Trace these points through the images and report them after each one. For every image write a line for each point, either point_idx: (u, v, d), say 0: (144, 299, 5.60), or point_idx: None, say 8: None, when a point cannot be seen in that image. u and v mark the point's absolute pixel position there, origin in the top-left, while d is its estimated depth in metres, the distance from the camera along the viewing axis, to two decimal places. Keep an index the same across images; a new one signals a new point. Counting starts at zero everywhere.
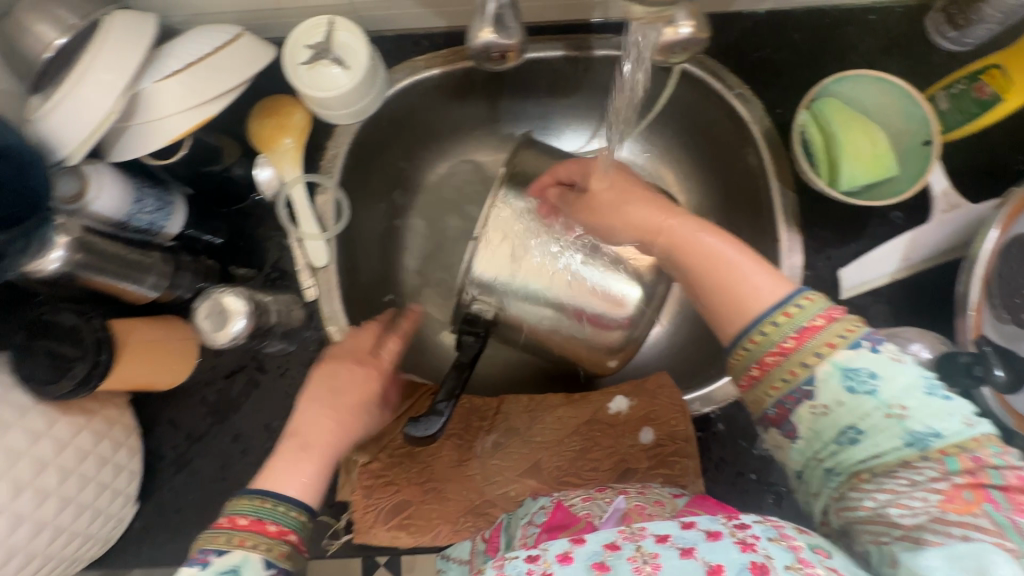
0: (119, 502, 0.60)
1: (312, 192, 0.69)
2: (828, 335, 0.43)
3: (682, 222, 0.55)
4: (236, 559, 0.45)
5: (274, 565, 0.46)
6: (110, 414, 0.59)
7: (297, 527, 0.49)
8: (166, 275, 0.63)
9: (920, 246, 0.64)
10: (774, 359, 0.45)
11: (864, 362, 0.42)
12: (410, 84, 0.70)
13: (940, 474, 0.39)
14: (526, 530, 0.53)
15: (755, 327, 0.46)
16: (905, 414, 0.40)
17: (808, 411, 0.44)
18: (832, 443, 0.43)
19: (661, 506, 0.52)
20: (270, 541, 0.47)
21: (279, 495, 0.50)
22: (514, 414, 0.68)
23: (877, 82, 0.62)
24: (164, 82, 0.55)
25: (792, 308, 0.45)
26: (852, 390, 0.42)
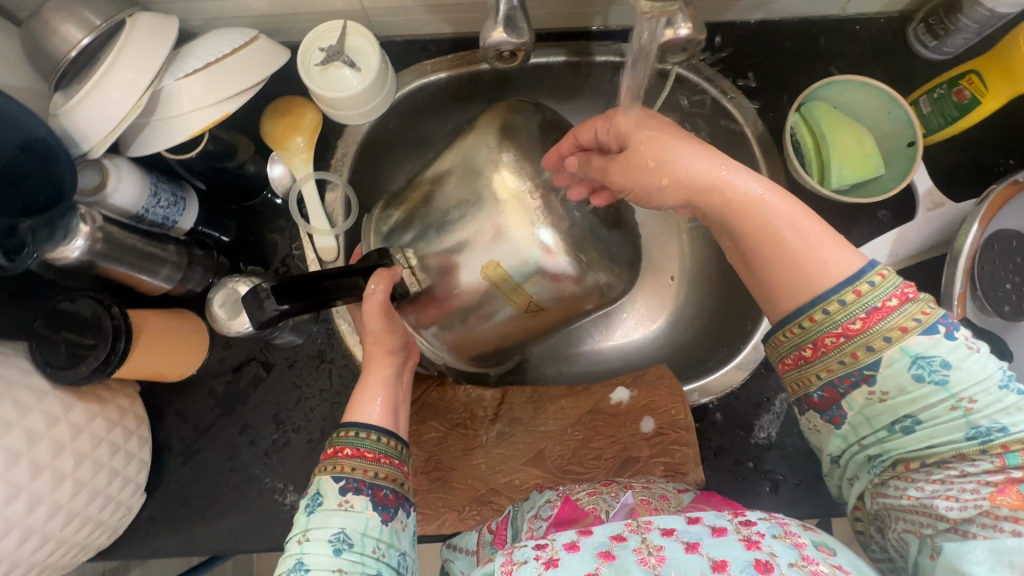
0: (129, 491, 0.61)
1: (323, 189, 0.71)
2: (899, 318, 0.42)
3: (740, 177, 0.49)
4: (316, 483, 0.50)
5: (342, 479, 0.50)
6: (122, 403, 0.60)
7: (373, 443, 0.52)
8: (180, 268, 0.65)
9: (907, 241, 0.67)
10: (835, 341, 0.44)
11: (938, 351, 0.42)
12: (418, 86, 0.73)
13: (996, 467, 0.40)
14: (533, 523, 0.55)
15: (818, 304, 0.44)
16: (973, 408, 0.41)
17: (863, 395, 0.44)
18: (884, 430, 0.44)
19: (665, 500, 0.55)
20: (340, 460, 0.51)
21: (361, 423, 0.53)
22: (518, 404, 0.68)
23: (864, 87, 0.65)
24: (185, 81, 0.58)
25: (863, 285, 0.43)
26: (920, 379, 0.42)
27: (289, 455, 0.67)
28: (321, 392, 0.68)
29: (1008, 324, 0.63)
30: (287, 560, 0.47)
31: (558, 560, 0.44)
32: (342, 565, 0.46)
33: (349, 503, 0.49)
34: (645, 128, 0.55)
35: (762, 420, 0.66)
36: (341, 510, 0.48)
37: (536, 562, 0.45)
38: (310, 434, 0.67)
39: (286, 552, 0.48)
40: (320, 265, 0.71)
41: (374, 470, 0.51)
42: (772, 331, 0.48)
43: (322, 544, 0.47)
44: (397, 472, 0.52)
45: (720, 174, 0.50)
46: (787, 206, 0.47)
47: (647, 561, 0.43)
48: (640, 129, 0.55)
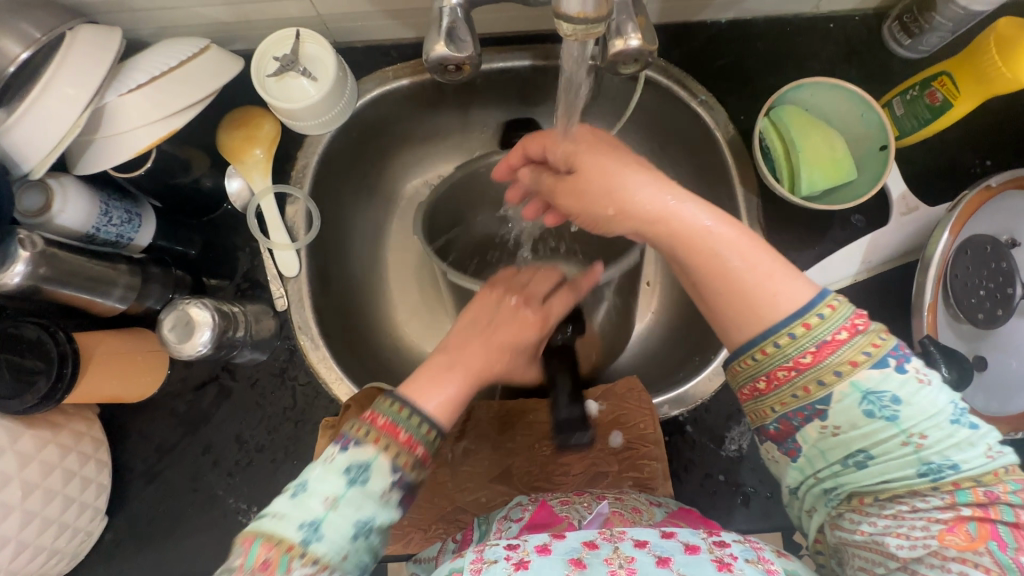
0: (87, 516, 0.60)
1: (283, 202, 0.70)
2: (849, 351, 0.41)
3: (688, 208, 0.47)
4: (359, 452, 0.43)
5: (397, 473, 0.43)
6: (78, 427, 0.59)
7: (425, 439, 0.45)
8: (134, 287, 0.63)
9: (879, 247, 0.66)
10: (786, 375, 0.42)
11: (889, 385, 0.41)
12: (380, 95, 0.71)
13: (946, 503, 0.40)
14: (502, 525, 0.54)
15: (769, 338, 0.43)
16: (923, 444, 0.40)
17: (816, 429, 0.43)
18: (837, 464, 0.43)
19: (638, 513, 0.54)
20: (377, 431, 0.44)
21: (411, 403, 0.46)
22: (485, 420, 0.67)
23: (835, 89, 0.63)
24: (130, 95, 0.56)
25: (812, 318, 0.42)
26: (871, 414, 0.41)
27: (253, 475, 0.65)
28: (285, 410, 0.67)
29: (979, 331, 0.62)
30: (303, 513, 0.41)
31: (529, 562, 0.43)
32: (349, 549, 0.42)
33: (389, 497, 0.43)
34: (592, 149, 0.52)
35: (733, 432, 0.65)
36: (380, 501, 0.43)
37: (506, 563, 0.43)
38: (274, 454, 0.66)
39: (305, 504, 0.42)
40: (281, 280, 0.69)
41: (408, 462, 0.44)
42: (729, 359, 0.46)
43: (346, 524, 0.41)
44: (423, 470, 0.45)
45: (665, 205, 0.48)
46: (733, 236, 0.46)
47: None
48: (589, 151, 0.52)
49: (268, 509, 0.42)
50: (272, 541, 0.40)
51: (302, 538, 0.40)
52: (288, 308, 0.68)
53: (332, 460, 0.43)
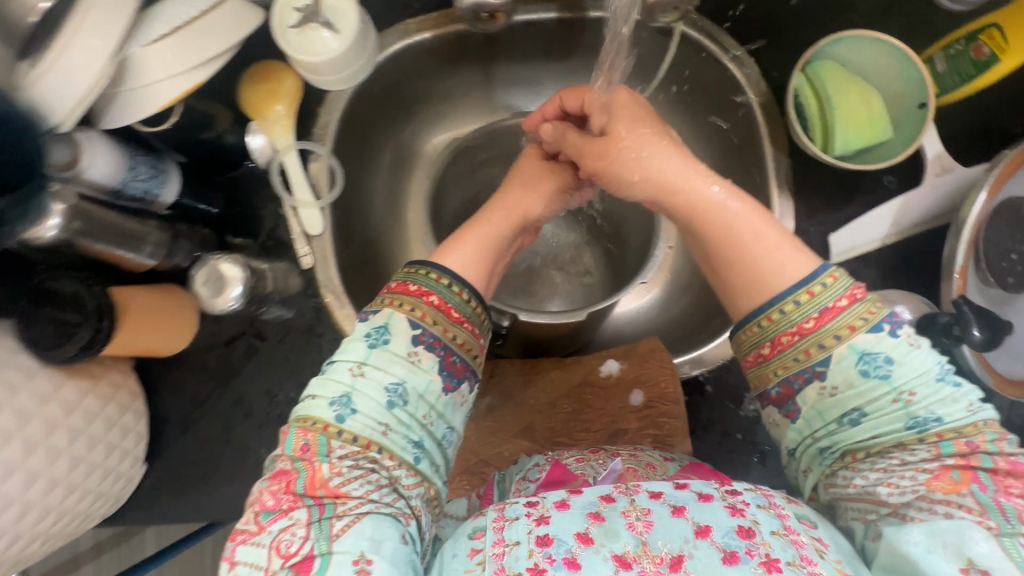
0: (128, 462, 0.62)
1: (305, 160, 0.69)
2: (850, 316, 0.44)
3: (703, 183, 0.50)
4: (385, 317, 0.51)
5: (419, 329, 0.50)
6: (115, 378, 0.61)
7: (462, 305, 0.53)
8: (163, 243, 0.63)
9: (911, 210, 0.65)
10: (790, 340, 0.45)
11: (882, 347, 0.43)
12: (402, 49, 0.70)
13: (933, 455, 0.41)
14: (522, 484, 0.57)
15: (775, 304, 0.45)
16: (912, 400, 0.42)
17: (815, 390, 0.45)
18: (833, 423, 0.45)
19: (651, 468, 0.56)
20: (424, 306, 0.51)
21: (454, 276, 0.53)
22: (509, 377, 0.68)
23: (876, 43, 0.61)
24: (152, 47, 0.55)
25: (815, 286, 0.44)
26: (866, 374, 0.43)
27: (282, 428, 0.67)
28: (311, 366, 0.68)
29: (1008, 296, 0.61)
30: (334, 389, 0.48)
31: (549, 517, 0.45)
32: (388, 421, 0.48)
33: (417, 357, 0.50)
34: (631, 115, 0.54)
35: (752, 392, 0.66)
36: (408, 360, 0.49)
37: (527, 518, 0.45)
38: None
39: (335, 377, 0.49)
40: (306, 239, 0.68)
41: (453, 333, 0.52)
42: (735, 330, 0.49)
43: (378, 390, 0.48)
44: (471, 345, 0.53)
45: (685, 178, 0.50)
46: (748, 212, 0.48)
47: (636, 527, 0.44)
48: (625, 114, 0.55)
49: (307, 393, 0.49)
50: (308, 426, 0.47)
51: (336, 416, 0.47)
52: (314, 266, 0.68)
53: (354, 332, 0.51)
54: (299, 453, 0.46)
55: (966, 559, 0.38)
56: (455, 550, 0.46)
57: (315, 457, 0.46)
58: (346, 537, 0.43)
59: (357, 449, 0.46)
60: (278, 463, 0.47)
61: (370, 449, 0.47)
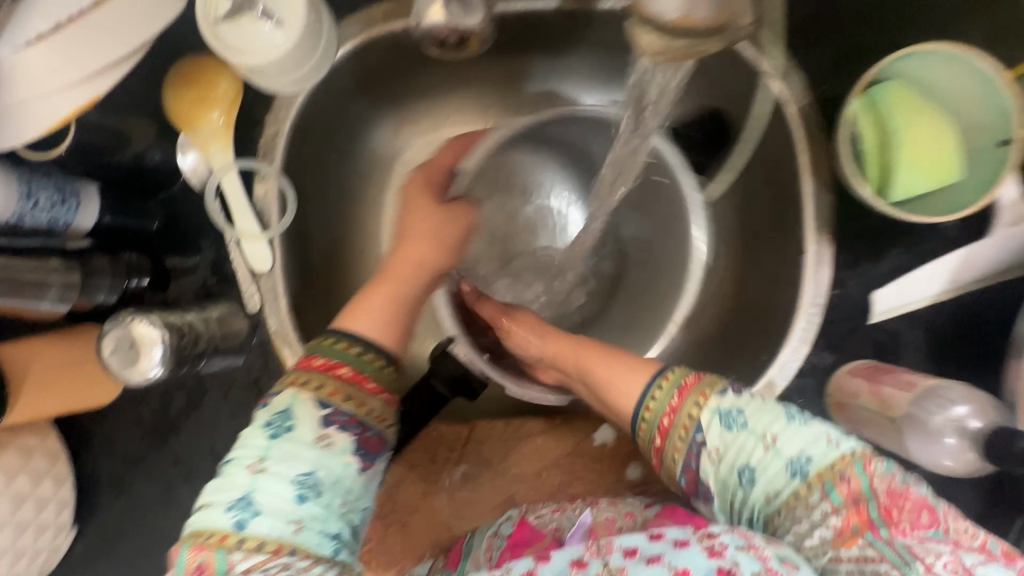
0: (48, 535, 0.54)
1: (250, 179, 0.58)
2: (698, 386, 0.45)
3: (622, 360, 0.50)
4: (290, 401, 0.42)
5: (329, 410, 0.42)
6: (26, 443, 0.52)
7: (372, 371, 0.45)
8: (73, 286, 0.52)
9: (972, 267, 0.54)
10: (670, 419, 0.46)
11: (733, 403, 0.43)
12: (368, 41, 0.57)
13: (830, 508, 0.37)
14: (491, 542, 0.51)
15: (648, 396, 0.47)
16: (777, 443, 0.41)
17: (709, 461, 0.43)
18: (734, 486, 0.42)
19: (631, 517, 0.50)
20: (334, 382, 0.43)
21: (359, 338, 0.46)
22: (489, 443, 0.59)
23: (956, 60, 0.48)
24: (30, 50, 0.42)
25: (649, 402, 0.47)
26: (730, 429, 0.43)
27: None
28: None
29: None
30: (231, 491, 0.39)
31: None
32: (300, 516, 0.38)
33: (328, 440, 0.41)
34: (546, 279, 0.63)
35: None
36: (317, 446, 0.41)
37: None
38: None
39: (231, 480, 0.39)
40: (252, 276, 0.58)
41: (369, 407, 0.43)
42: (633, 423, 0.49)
43: (283, 482, 0.39)
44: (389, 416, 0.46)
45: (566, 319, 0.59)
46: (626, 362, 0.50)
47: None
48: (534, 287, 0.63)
49: (203, 501, 0.39)
50: (202, 541, 0.37)
51: (235, 523, 0.37)
52: (263, 308, 0.58)
53: (256, 421, 0.42)
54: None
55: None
56: None
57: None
58: None
59: (263, 557, 0.37)
60: None
61: (279, 555, 0.37)
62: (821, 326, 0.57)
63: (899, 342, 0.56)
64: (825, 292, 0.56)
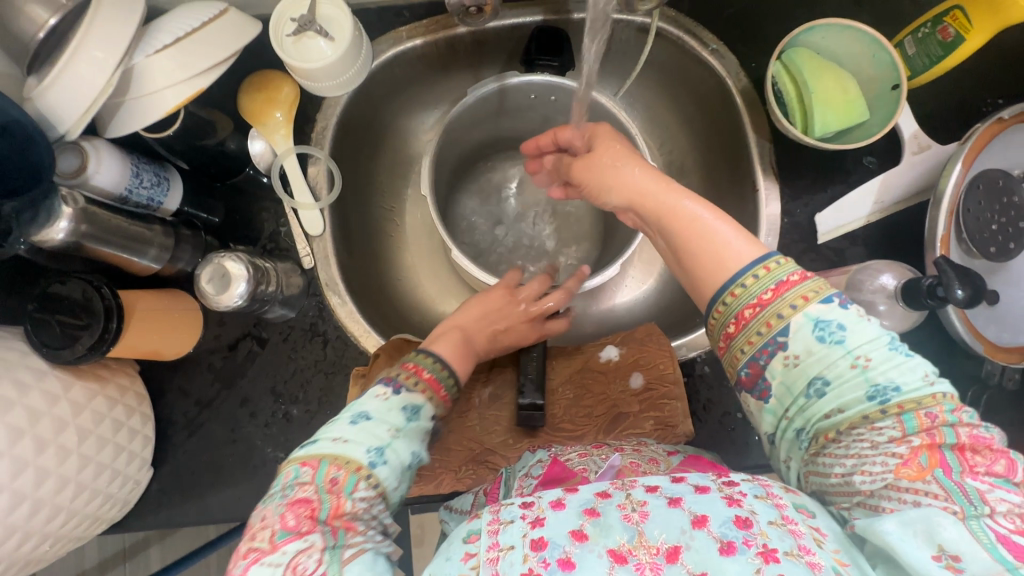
0: (135, 464, 0.63)
1: (305, 163, 0.72)
2: (801, 289, 0.44)
3: (676, 194, 0.52)
4: (417, 399, 0.51)
5: (430, 419, 0.52)
6: (122, 381, 0.62)
7: (453, 395, 0.57)
8: (167, 247, 0.65)
9: (893, 187, 0.67)
10: (752, 313, 0.45)
11: (835, 315, 0.43)
12: (393, 56, 0.73)
13: (899, 434, 0.40)
14: (524, 481, 0.57)
15: (736, 281, 0.46)
16: (869, 365, 0.42)
17: (780, 362, 0.45)
18: (801, 396, 0.44)
19: (655, 463, 0.56)
20: (440, 400, 0.55)
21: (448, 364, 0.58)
22: (510, 365, 0.71)
23: (847, 30, 0.64)
24: (156, 57, 0.57)
25: (770, 264, 0.46)
26: (823, 341, 0.43)
27: (289, 426, 0.68)
28: (316, 363, 0.69)
29: (992, 265, 0.63)
30: (369, 438, 0.46)
31: (545, 519, 0.44)
32: (402, 479, 0.47)
33: (421, 437, 0.50)
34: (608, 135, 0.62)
35: None
36: (426, 442, 0.50)
37: (523, 521, 0.43)
38: (308, 405, 0.68)
39: (374, 430, 0.47)
40: (307, 239, 0.71)
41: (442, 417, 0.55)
42: (705, 314, 0.49)
43: (406, 451, 0.47)
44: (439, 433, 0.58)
45: (634, 176, 0.56)
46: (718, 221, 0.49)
47: (631, 518, 0.42)
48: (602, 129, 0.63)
49: (326, 435, 0.46)
50: (340, 461, 0.44)
51: (370, 461, 0.45)
52: (315, 265, 0.71)
53: (388, 399, 0.50)
54: (328, 486, 0.42)
55: (937, 546, 0.37)
56: (447, 555, 0.44)
57: (340, 494, 0.43)
58: (355, 564, 0.40)
59: (376, 497, 0.45)
60: (297, 490, 0.42)
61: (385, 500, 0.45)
62: (778, 249, 0.69)
63: (845, 256, 0.68)
64: (776, 221, 0.68)
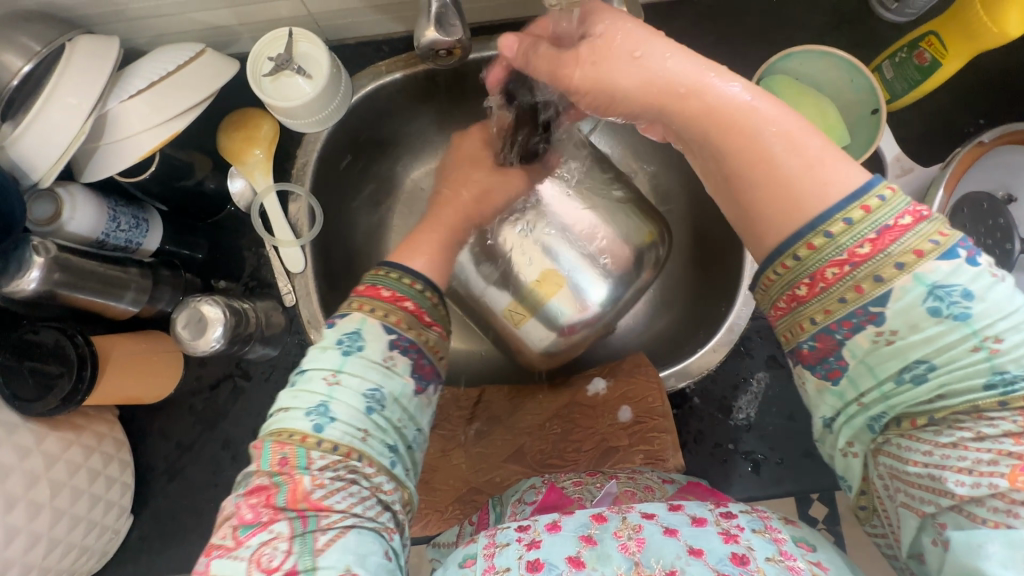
0: (113, 513, 0.61)
1: (286, 200, 0.71)
2: (911, 241, 0.37)
3: (721, 82, 0.44)
4: (357, 322, 0.47)
5: (394, 335, 0.47)
6: (99, 428, 0.61)
7: (412, 295, 0.50)
8: (144, 292, 0.64)
9: None
10: (837, 273, 0.38)
11: (958, 281, 0.36)
12: (375, 88, 0.71)
13: (1020, 427, 0.35)
14: (517, 506, 0.55)
15: (819, 228, 0.38)
16: (997, 349, 0.35)
17: (868, 337, 0.38)
18: (891, 379, 0.38)
19: (651, 491, 0.54)
20: (396, 312, 0.49)
21: (408, 272, 0.52)
22: (496, 401, 0.70)
23: (824, 55, 0.63)
24: (130, 102, 0.57)
25: (871, 201, 0.37)
26: (939, 314, 0.36)
27: None
28: None
29: None
30: (309, 398, 0.43)
31: (540, 542, 0.43)
32: (367, 426, 0.43)
33: (392, 361, 0.46)
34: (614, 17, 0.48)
35: (741, 401, 0.67)
36: (383, 364, 0.46)
37: (518, 544, 0.44)
38: None
39: (308, 388, 0.43)
40: (288, 276, 0.70)
41: (404, 321, 0.49)
42: (758, 271, 0.42)
43: (355, 395, 0.43)
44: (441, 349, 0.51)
45: (703, 78, 0.44)
46: (782, 117, 0.42)
47: (628, 547, 0.42)
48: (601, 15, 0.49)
49: (276, 408, 0.44)
50: (283, 438, 0.42)
51: (314, 426, 0.42)
52: (295, 303, 0.69)
53: (323, 339, 0.46)
54: (276, 468, 0.40)
55: None
56: None
57: (294, 472, 0.40)
58: (331, 552, 0.38)
59: (337, 458, 0.41)
60: (253, 479, 0.42)
61: (351, 459, 0.42)
62: None
63: None
64: None
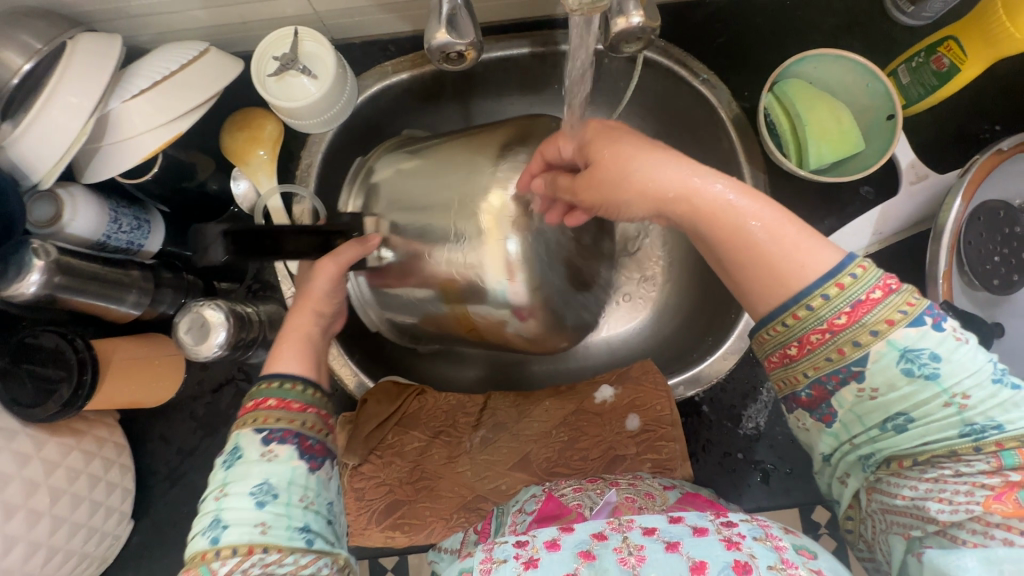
0: (113, 520, 0.60)
1: (290, 202, 0.69)
2: (881, 312, 0.38)
3: (707, 181, 0.43)
4: (235, 437, 0.45)
5: (265, 430, 0.45)
6: (100, 434, 0.60)
7: (296, 394, 0.48)
8: (147, 293, 0.63)
9: (890, 219, 0.65)
10: (821, 338, 0.39)
11: (927, 342, 0.38)
12: (381, 89, 0.69)
13: (993, 469, 0.37)
14: (517, 517, 0.54)
15: (801, 300, 0.39)
16: (967, 404, 0.37)
17: (852, 393, 0.40)
18: (875, 428, 0.40)
19: (651, 498, 0.53)
20: (267, 411, 0.46)
21: (284, 374, 0.49)
22: (502, 408, 0.68)
23: (839, 60, 0.62)
24: (132, 101, 0.55)
25: (845, 278, 0.39)
26: (910, 374, 0.38)
27: None
28: None
29: (996, 298, 0.62)
30: (204, 517, 0.42)
31: (538, 560, 0.42)
32: (265, 519, 0.41)
33: (272, 453, 0.44)
34: (609, 136, 0.48)
35: (750, 410, 0.66)
36: (262, 459, 0.44)
37: (516, 561, 0.43)
38: None
39: (205, 506, 0.43)
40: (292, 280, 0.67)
41: (301, 419, 0.47)
42: (755, 328, 0.43)
43: (242, 497, 0.42)
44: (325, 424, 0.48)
45: (688, 181, 0.43)
46: (761, 211, 0.42)
47: (627, 561, 0.41)
48: (602, 138, 0.48)
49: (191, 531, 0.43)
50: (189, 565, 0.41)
51: (210, 540, 0.41)
52: None
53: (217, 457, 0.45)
54: None
55: None
56: None
57: None
58: None
59: (238, 561, 0.40)
60: None
61: (255, 554, 0.40)
62: None
63: None
64: None
